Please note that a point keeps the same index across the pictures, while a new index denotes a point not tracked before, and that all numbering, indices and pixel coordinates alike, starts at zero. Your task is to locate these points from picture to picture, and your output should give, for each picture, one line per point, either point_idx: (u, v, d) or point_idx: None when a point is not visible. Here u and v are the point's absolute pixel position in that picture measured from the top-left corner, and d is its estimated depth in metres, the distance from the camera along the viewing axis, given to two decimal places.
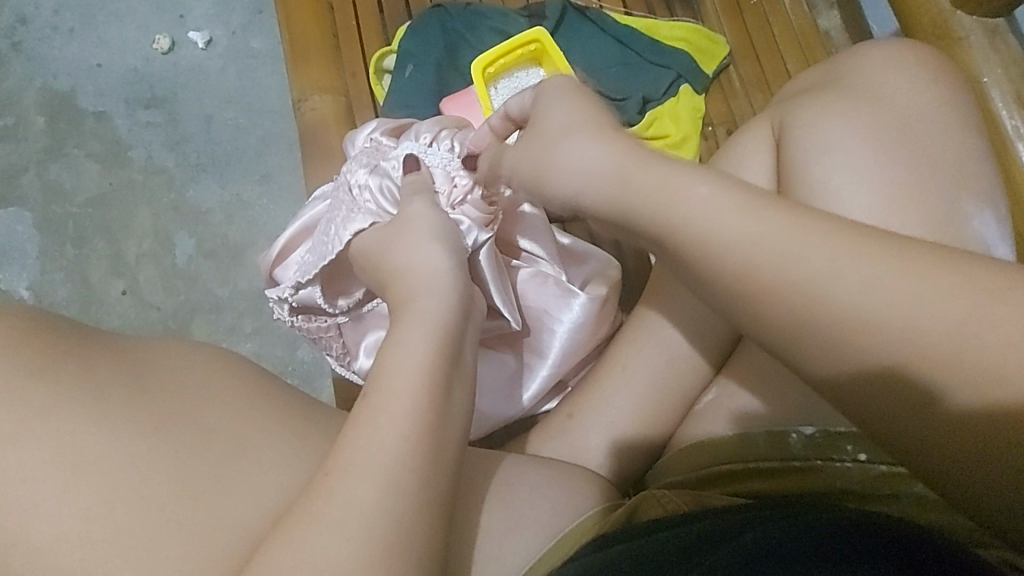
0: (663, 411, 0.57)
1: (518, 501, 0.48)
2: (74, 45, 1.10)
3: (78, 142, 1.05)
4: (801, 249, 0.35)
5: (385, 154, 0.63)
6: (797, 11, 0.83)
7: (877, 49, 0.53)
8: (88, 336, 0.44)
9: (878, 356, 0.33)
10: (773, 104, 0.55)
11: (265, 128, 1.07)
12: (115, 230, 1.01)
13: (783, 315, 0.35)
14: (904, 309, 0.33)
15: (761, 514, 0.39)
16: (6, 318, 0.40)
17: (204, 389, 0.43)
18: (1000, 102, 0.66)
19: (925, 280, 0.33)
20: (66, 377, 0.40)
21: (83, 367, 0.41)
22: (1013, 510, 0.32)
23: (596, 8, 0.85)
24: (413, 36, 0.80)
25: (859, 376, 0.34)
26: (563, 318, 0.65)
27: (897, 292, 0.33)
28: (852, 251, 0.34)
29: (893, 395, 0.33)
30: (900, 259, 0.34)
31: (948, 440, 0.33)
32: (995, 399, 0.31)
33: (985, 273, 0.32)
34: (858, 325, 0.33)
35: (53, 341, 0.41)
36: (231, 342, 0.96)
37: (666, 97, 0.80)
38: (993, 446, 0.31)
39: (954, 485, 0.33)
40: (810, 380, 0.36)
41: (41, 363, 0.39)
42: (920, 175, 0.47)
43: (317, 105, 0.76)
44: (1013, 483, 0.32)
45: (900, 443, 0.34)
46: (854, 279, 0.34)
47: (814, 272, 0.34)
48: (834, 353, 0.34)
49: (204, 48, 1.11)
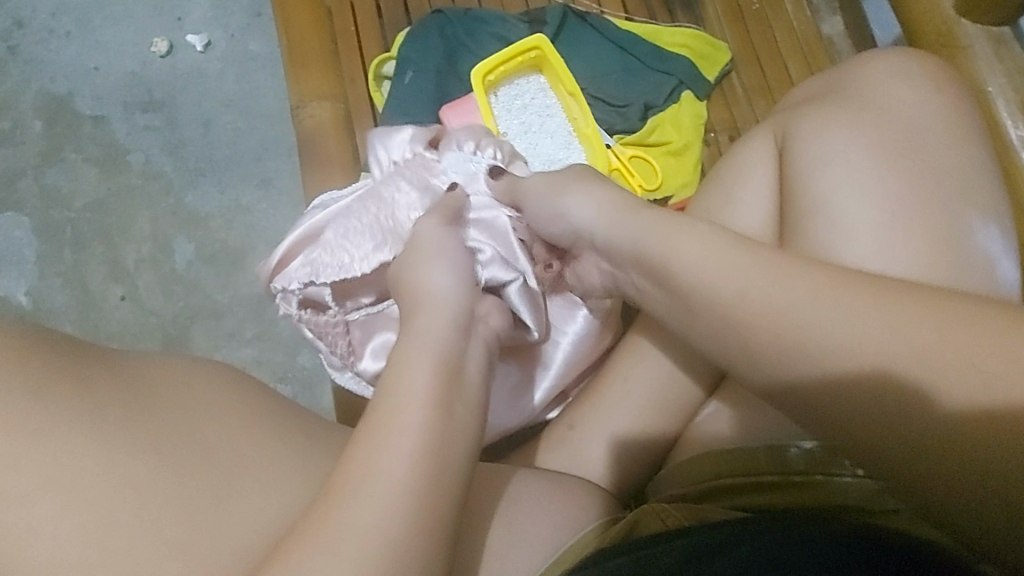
0: (666, 424, 0.56)
1: (521, 517, 0.48)
2: (72, 47, 1.10)
3: (76, 146, 1.05)
4: (799, 282, 0.38)
5: (431, 171, 0.66)
6: (800, 17, 0.81)
7: (882, 57, 0.52)
8: (85, 354, 0.43)
9: (853, 367, 0.35)
10: (776, 114, 0.55)
11: (264, 132, 1.06)
12: (114, 234, 1.01)
13: (765, 341, 0.38)
14: (872, 334, 0.35)
15: (765, 524, 0.40)
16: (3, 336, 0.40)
17: (203, 409, 0.43)
18: (1005, 111, 0.61)
19: (915, 311, 0.34)
20: (64, 396, 0.39)
21: (79, 387, 0.40)
22: (999, 520, 0.32)
23: (597, 14, 0.83)
24: (412, 42, 0.78)
25: (835, 384, 0.35)
26: (569, 329, 0.64)
27: (873, 322, 0.35)
28: (830, 286, 0.37)
29: (872, 400, 0.34)
30: (875, 294, 0.36)
31: (933, 445, 0.33)
32: (984, 402, 0.32)
33: (983, 313, 0.33)
34: (841, 348, 0.35)
35: (49, 359, 0.40)
36: (230, 348, 0.96)
37: (668, 104, 0.79)
38: (979, 454, 0.31)
39: (937, 494, 0.33)
40: (790, 396, 0.38)
41: (38, 381, 0.39)
42: (923, 190, 0.46)
43: (316, 112, 0.75)
44: (997, 491, 0.31)
45: (880, 451, 0.34)
46: (845, 307, 0.36)
47: (794, 300, 0.37)
48: (818, 360, 0.36)
49: (202, 52, 1.10)
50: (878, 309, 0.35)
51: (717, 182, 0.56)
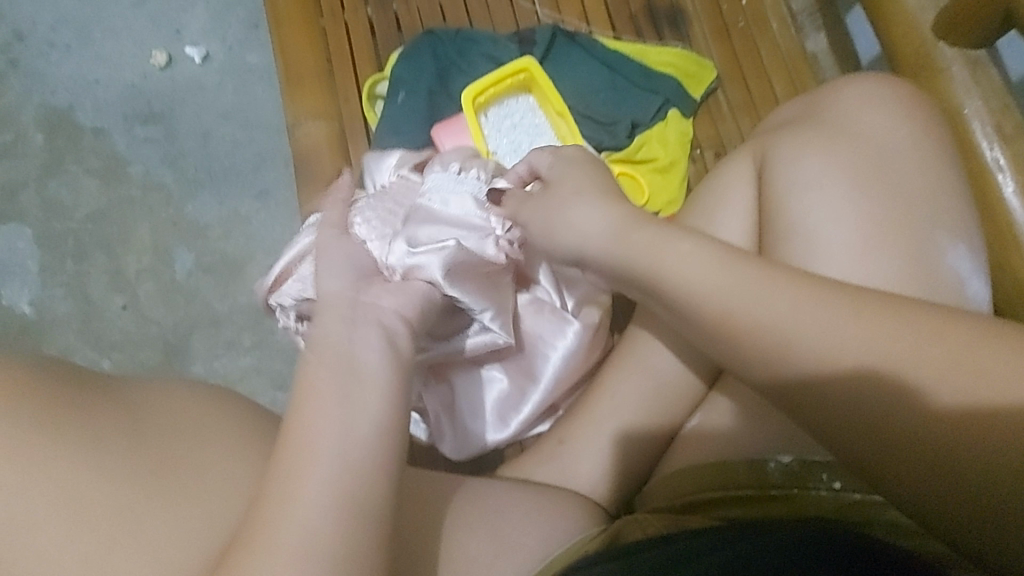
0: (651, 437, 0.58)
1: (509, 529, 0.50)
2: (72, 60, 1.11)
3: (77, 158, 1.07)
4: (782, 293, 0.40)
5: (418, 191, 0.65)
6: (785, 34, 0.83)
7: (858, 82, 0.54)
8: (86, 382, 0.47)
9: (837, 369, 0.38)
10: (757, 138, 0.56)
11: (261, 143, 1.08)
12: (115, 245, 1.02)
13: (753, 348, 0.41)
14: (849, 342, 0.38)
15: (741, 530, 0.43)
16: (16, 369, 0.44)
17: (197, 434, 0.47)
18: (981, 134, 0.63)
19: (882, 324, 0.38)
20: (68, 427, 0.43)
21: (83, 418, 0.44)
22: (963, 521, 0.35)
23: (585, 33, 0.85)
24: (404, 63, 0.79)
25: (821, 388, 0.38)
26: (558, 344, 0.66)
27: (852, 332, 0.38)
28: (812, 296, 0.40)
29: (851, 404, 0.37)
30: (845, 305, 0.39)
31: (926, 450, 0.35)
32: (952, 410, 0.35)
33: (943, 329, 0.37)
34: (826, 352, 0.38)
35: (53, 393, 0.44)
36: (231, 356, 0.98)
37: (654, 122, 0.81)
38: (946, 459, 0.35)
39: (908, 493, 0.36)
40: (776, 399, 0.41)
41: (45, 413, 0.43)
42: (895, 214, 0.48)
43: (311, 131, 0.76)
44: (964, 495, 0.34)
45: (874, 448, 0.37)
46: (823, 317, 0.39)
47: (776, 314, 0.40)
48: (809, 365, 0.39)
49: (201, 64, 1.11)
50: (856, 321, 0.38)
51: (699, 202, 0.58)
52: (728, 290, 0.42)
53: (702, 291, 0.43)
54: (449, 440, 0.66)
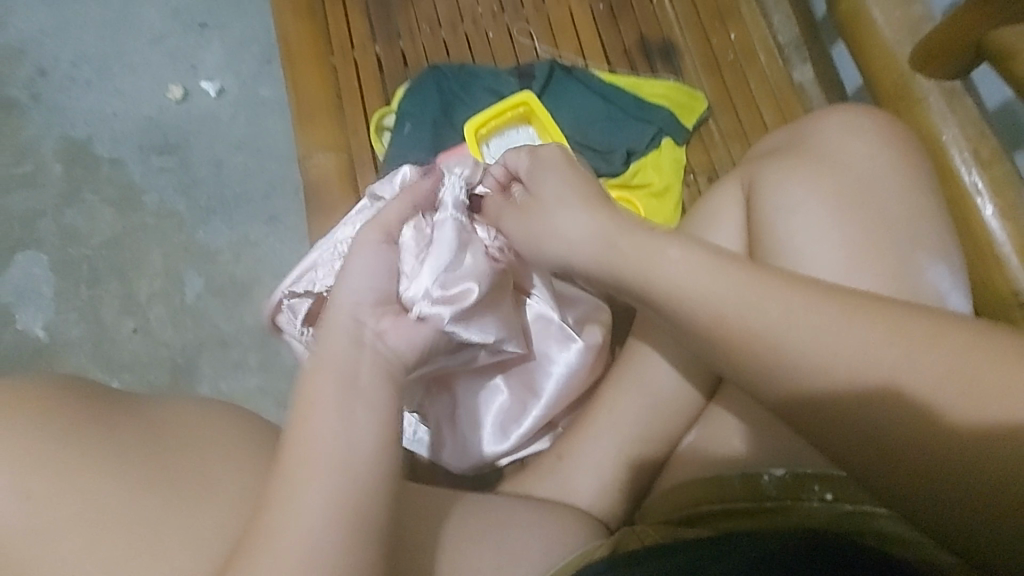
0: (649, 453, 0.60)
1: (510, 543, 0.51)
2: (92, 94, 1.16)
3: (94, 187, 1.11)
4: (777, 304, 0.42)
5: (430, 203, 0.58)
6: (773, 67, 0.87)
7: (839, 112, 0.57)
8: (117, 405, 0.52)
9: (831, 375, 0.40)
10: (745, 165, 0.59)
11: (272, 172, 1.12)
12: (128, 270, 1.06)
13: (750, 355, 0.42)
14: (842, 348, 0.40)
15: (744, 539, 0.44)
16: (53, 395, 0.50)
17: (209, 453, 0.51)
18: (960, 159, 0.65)
19: (872, 327, 0.40)
20: (93, 447, 0.48)
21: (106, 438, 0.49)
22: (957, 523, 0.37)
23: (582, 67, 0.89)
24: (411, 97, 0.84)
25: (818, 395, 0.40)
26: (560, 361, 0.67)
27: (844, 339, 0.40)
28: (806, 301, 0.42)
29: (846, 408, 0.40)
30: (838, 308, 0.42)
31: (936, 469, 0.37)
32: (941, 413, 0.38)
33: (923, 334, 0.39)
34: (822, 357, 0.41)
35: (82, 416, 0.50)
36: (238, 378, 1.00)
37: (649, 149, 0.85)
38: (939, 464, 0.37)
39: (905, 497, 0.39)
40: (774, 406, 0.43)
41: (75, 433, 0.49)
42: (878, 235, 0.50)
43: (321, 161, 0.80)
44: (957, 499, 0.37)
45: (883, 465, 0.39)
46: (817, 323, 0.41)
47: (774, 320, 0.42)
48: (805, 368, 0.41)
49: (215, 98, 1.16)
50: (848, 327, 0.41)
51: (690, 225, 0.60)
52: (725, 295, 0.44)
53: (696, 300, 0.45)
54: (448, 446, 0.68)
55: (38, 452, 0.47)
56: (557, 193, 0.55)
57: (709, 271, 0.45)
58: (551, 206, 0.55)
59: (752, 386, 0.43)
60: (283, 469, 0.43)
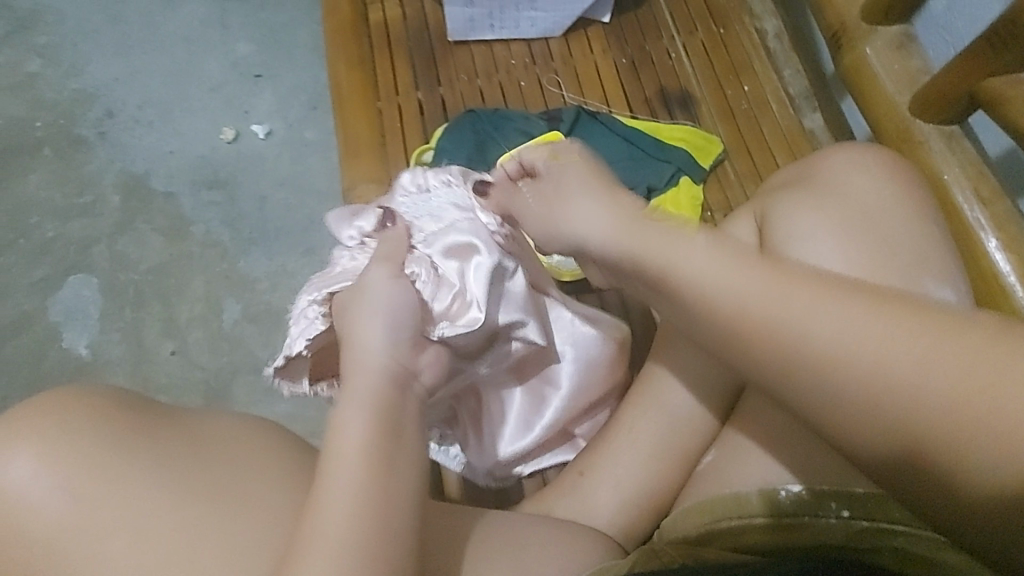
0: (667, 472, 0.61)
1: (530, 554, 0.53)
2: (152, 134, 1.27)
3: (147, 218, 1.19)
4: (797, 299, 0.45)
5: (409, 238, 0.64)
6: (784, 114, 0.93)
7: (845, 150, 0.61)
8: (159, 413, 0.56)
9: (850, 366, 0.42)
10: (757, 197, 0.63)
11: (311, 206, 1.19)
12: (171, 295, 1.12)
13: (770, 351, 0.45)
14: (862, 342, 0.42)
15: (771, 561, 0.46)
16: (103, 401, 0.54)
17: (243, 462, 0.54)
18: (962, 197, 0.69)
19: (891, 324, 0.42)
20: (140, 450, 0.52)
21: (149, 443, 0.53)
22: (970, 516, 0.39)
23: (606, 113, 0.96)
24: (448, 135, 0.91)
25: (835, 388, 0.42)
26: (579, 364, 0.71)
27: (864, 332, 0.42)
28: (827, 297, 0.44)
29: (863, 401, 0.42)
30: (857, 304, 0.44)
31: (951, 461, 0.39)
32: (962, 404, 0.39)
33: (943, 327, 0.41)
34: (841, 351, 0.43)
35: (129, 421, 0.54)
36: (268, 402, 1.03)
37: (668, 187, 0.91)
38: (954, 456, 0.39)
39: (921, 492, 0.41)
40: (790, 401, 0.45)
41: (123, 437, 0.52)
42: (883, 258, 0.54)
43: (363, 193, 0.87)
44: (971, 492, 0.39)
45: (899, 456, 0.41)
46: (837, 317, 0.43)
47: (794, 315, 0.44)
48: (823, 361, 0.43)
49: (264, 139, 1.26)
50: (866, 322, 0.43)
51: None
52: (745, 293, 0.46)
53: (714, 300, 0.47)
54: (474, 448, 0.71)
55: (91, 450, 0.52)
56: (579, 184, 0.58)
57: (728, 271, 0.48)
58: (573, 197, 0.58)
59: (770, 380, 0.45)
60: (336, 463, 0.47)
